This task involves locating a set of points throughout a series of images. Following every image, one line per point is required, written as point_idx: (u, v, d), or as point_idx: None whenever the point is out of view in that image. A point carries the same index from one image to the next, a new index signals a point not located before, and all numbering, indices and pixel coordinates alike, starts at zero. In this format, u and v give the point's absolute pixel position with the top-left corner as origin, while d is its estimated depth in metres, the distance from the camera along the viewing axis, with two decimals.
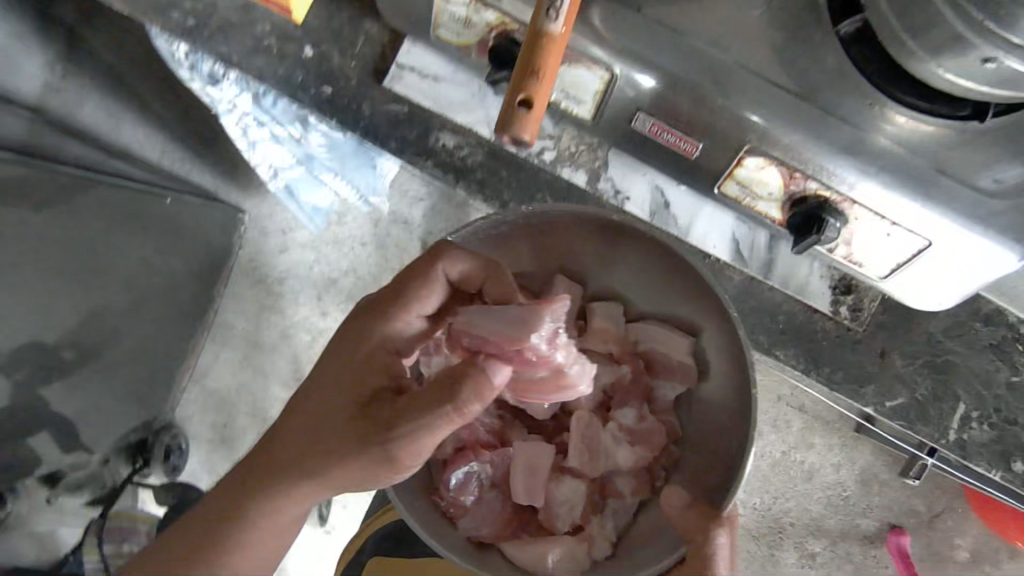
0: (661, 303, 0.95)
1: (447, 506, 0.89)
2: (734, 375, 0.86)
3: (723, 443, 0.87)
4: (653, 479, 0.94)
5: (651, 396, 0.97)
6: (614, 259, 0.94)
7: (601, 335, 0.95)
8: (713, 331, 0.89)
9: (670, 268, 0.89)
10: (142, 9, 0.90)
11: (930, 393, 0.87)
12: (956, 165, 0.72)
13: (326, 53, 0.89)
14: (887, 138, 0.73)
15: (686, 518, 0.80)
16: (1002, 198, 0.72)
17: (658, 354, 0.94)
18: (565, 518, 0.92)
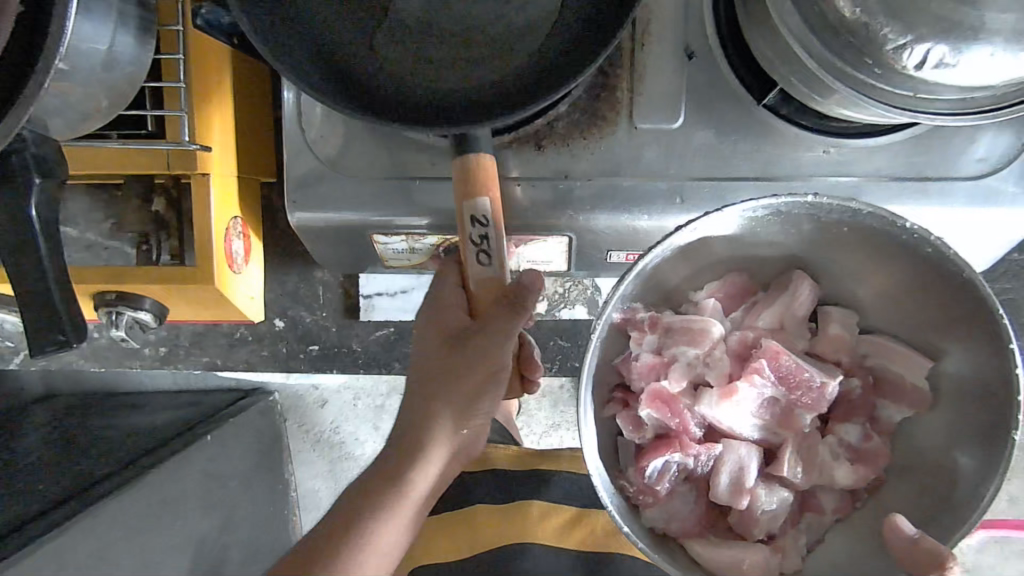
0: (911, 316, 0.67)
1: (636, 494, 0.65)
2: (982, 417, 0.61)
3: (953, 488, 0.62)
4: (856, 501, 0.68)
5: (872, 419, 0.71)
6: (907, 291, 0.65)
7: (832, 344, 0.70)
8: (970, 347, 0.61)
9: (901, 272, 0.63)
10: (120, 358, 0.92)
11: None
12: (933, 164, 0.69)
13: (296, 316, 0.89)
14: (857, 173, 0.70)
15: (914, 553, 0.57)
16: (995, 173, 0.69)
17: (888, 374, 0.68)
18: (764, 525, 0.67)
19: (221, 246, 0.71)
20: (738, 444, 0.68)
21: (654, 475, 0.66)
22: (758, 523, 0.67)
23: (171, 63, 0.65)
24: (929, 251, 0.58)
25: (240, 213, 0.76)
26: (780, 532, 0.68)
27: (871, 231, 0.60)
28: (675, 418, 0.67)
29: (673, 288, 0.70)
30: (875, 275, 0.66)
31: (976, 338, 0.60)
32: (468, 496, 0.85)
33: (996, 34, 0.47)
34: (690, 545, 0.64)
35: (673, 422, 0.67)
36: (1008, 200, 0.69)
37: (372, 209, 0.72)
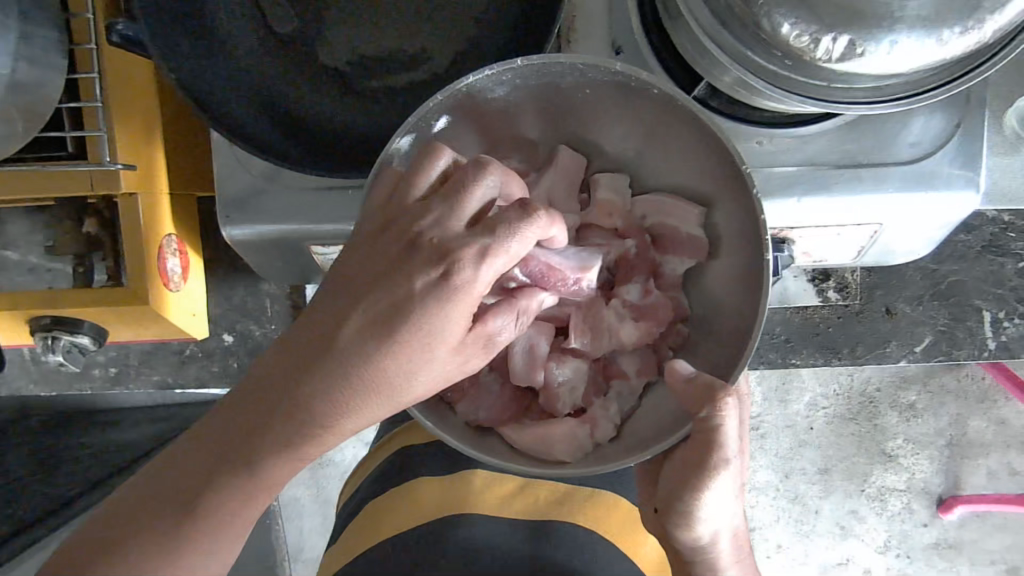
0: (673, 162, 0.63)
1: (443, 391, 0.61)
2: (750, 250, 0.57)
3: (736, 329, 0.59)
4: (661, 359, 0.65)
5: (657, 275, 0.67)
6: (655, 135, 0.62)
7: (604, 211, 0.66)
8: (691, 146, 0.59)
9: (653, 123, 0.61)
10: (68, 382, 0.90)
11: (950, 318, 0.85)
12: (866, 150, 0.69)
13: (245, 330, 0.88)
14: (792, 164, 0.69)
15: (689, 389, 0.55)
16: (926, 155, 0.68)
17: (664, 229, 0.65)
18: (567, 399, 0.64)
19: (154, 261, 0.70)
20: (525, 322, 0.65)
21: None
22: (559, 397, 0.64)
23: (86, 82, 0.64)
24: (656, 91, 0.55)
25: (175, 229, 0.75)
26: (588, 404, 0.64)
27: (609, 82, 0.57)
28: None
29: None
30: (621, 126, 0.64)
31: (724, 169, 0.57)
32: (426, 497, 0.84)
33: (899, 21, 0.46)
34: (504, 432, 0.61)
35: None
36: (941, 184, 0.69)
37: (307, 218, 0.71)
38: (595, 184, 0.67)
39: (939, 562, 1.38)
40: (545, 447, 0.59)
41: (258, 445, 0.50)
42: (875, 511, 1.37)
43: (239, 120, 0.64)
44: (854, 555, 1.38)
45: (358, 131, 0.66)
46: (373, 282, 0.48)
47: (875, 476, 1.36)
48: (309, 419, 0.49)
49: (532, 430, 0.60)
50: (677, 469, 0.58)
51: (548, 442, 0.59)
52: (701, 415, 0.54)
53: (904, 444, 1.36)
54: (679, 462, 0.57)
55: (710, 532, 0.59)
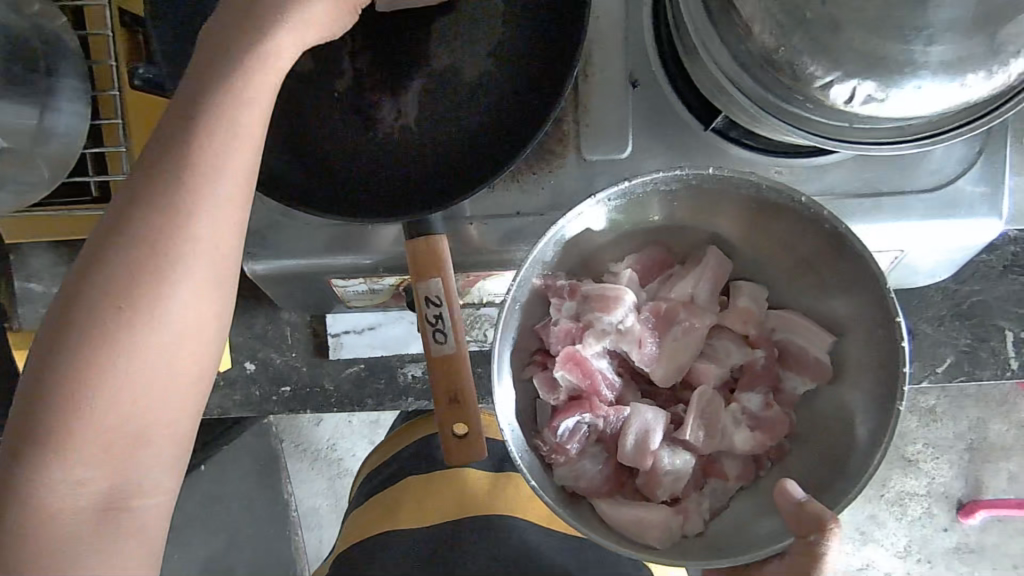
0: (819, 291, 0.63)
1: (548, 453, 0.61)
2: (875, 385, 0.57)
3: (849, 454, 0.58)
4: (761, 470, 0.63)
5: (778, 390, 0.65)
6: (801, 254, 0.61)
7: (742, 317, 0.65)
8: (829, 261, 0.59)
9: (799, 239, 0.60)
10: None
11: (972, 338, 0.84)
12: (887, 179, 0.68)
13: (266, 357, 0.88)
14: (813, 193, 0.69)
15: (801, 513, 0.53)
16: (948, 184, 0.68)
17: (792, 347, 0.64)
18: (668, 488, 0.61)
19: None
20: (646, 408, 0.62)
21: (565, 434, 0.61)
22: (661, 485, 0.61)
23: (110, 128, 0.65)
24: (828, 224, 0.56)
25: None
26: (684, 495, 0.62)
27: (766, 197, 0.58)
28: (587, 379, 0.62)
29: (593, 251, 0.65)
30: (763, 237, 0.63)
31: (868, 297, 0.57)
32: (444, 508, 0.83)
33: (922, 67, 0.46)
34: (597, 505, 0.60)
35: (585, 383, 0.62)
36: (964, 212, 0.68)
37: (327, 254, 0.71)
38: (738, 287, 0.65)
39: (960, 567, 1.37)
40: (638, 531, 0.58)
41: (120, 366, 0.49)
42: (895, 516, 1.37)
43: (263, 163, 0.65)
44: (873, 560, 1.37)
45: (382, 176, 0.66)
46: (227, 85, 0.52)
47: (893, 480, 1.36)
48: (146, 288, 0.49)
49: (627, 512, 0.59)
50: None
51: (641, 526, 0.58)
52: (808, 539, 0.52)
53: (924, 449, 1.36)
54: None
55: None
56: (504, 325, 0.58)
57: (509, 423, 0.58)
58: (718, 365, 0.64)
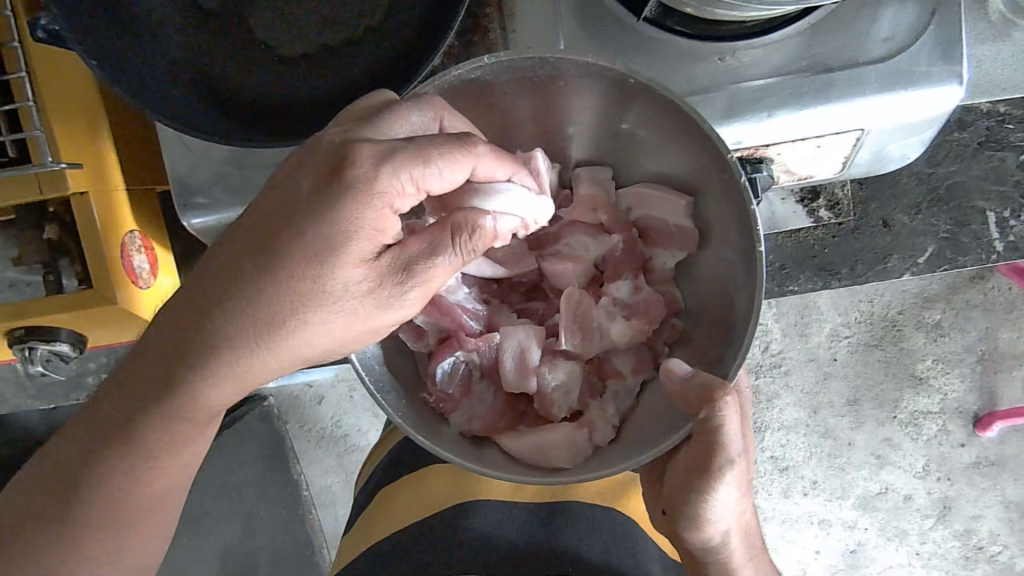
0: (658, 150, 0.60)
1: (437, 404, 0.59)
2: (739, 233, 0.54)
3: (733, 316, 0.56)
4: (657, 356, 0.62)
5: (647, 270, 0.64)
6: (635, 128, 0.59)
7: (589, 205, 0.64)
8: (665, 126, 0.56)
9: (629, 112, 0.58)
10: (65, 393, 0.89)
11: (953, 223, 0.80)
12: (838, 53, 0.65)
13: None
14: (759, 78, 0.65)
15: (685, 390, 0.52)
16: (903, 50, 0.64)
17: (653, 223, 0.62)
18: (563, 403, 0.60)
19: (117, 259, 0.69)
20: (515, 328, 0.61)
21: (445, 377, 0.60)
22: (555, 402, 0.60)
23: (17, 83, 0.63)
24: (630, 78, 0.53)
25: (139, 226, 0.74)
26: (584, 405, 0.61)
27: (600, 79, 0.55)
28: (447, 317, 0.60)
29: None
30: (597, 123, 0.61)
31: (709, 156, 0.54)
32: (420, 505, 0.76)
33: None
34: (501, 442, 0.58)
35: (446, 321, 0.60)
36: (920, 79, 0.65)
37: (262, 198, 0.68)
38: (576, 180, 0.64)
39: (981, 481, 1.34)
40: (544, 455, 0.57)
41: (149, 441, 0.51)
42: (911, 437, 1.33)
43: (176, 103, 0.60)
44: (892, 483, 1.34)
45: (306, 103, 0.62)
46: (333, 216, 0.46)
47: (905, 401, 1.32)
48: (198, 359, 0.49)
49: (529, 440, 0.58)
50: (681, 471, 0.56)
51: (545, 449, 0.57)
52: (702, 417, 0.51)
53: (933, 365, 1.32)
54: (682, 466, 0.55)
55: (722, 529, 0.57)
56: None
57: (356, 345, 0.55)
58: (578, 263, 0.63)
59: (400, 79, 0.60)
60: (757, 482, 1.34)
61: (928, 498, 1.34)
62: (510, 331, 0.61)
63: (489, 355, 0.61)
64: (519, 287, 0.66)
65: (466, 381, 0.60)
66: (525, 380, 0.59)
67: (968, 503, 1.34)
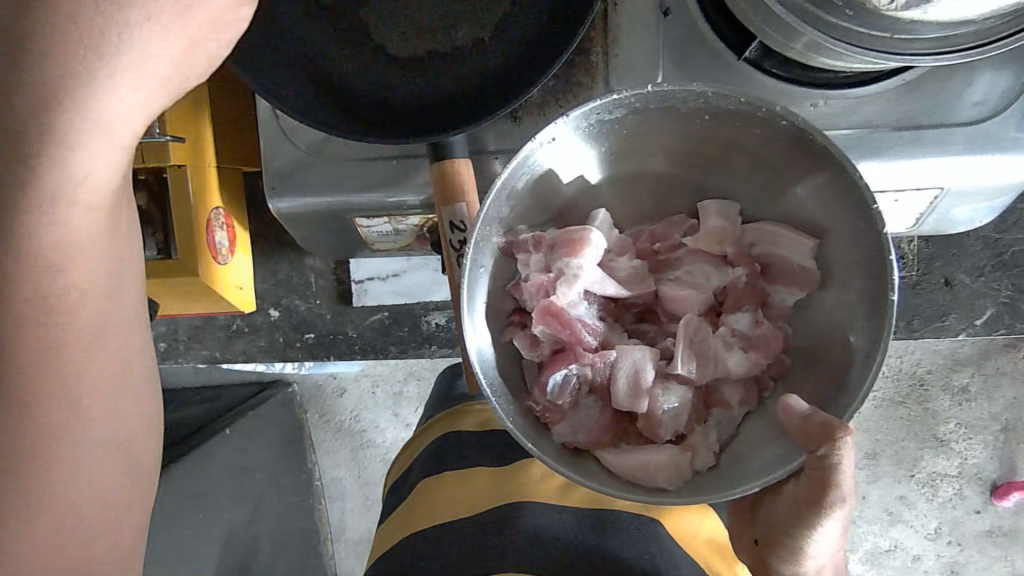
0: (790, 188, 0.59)
1: (542, 413, 0.58)
2: (866, 284, 0.54)
3: (851, 361, 0.55)
4: (765, 390, 0.60)
5: (764, 305, 0.62)
6: (768, 164, 0.59)
7: (717, 236, 0.61)
8: (804, 164, 0.56)
9: (763, 145, 0.58)
10: None
11: (1014, 289, 0.81)
12: (929, 112, 0.66)
13: (290, 304, 0.88)
14: (843, 128, 0.67)
15: (806, 428, 0.51)
16: (991, 116, 0.66)
17: (774, 260, 0.60)
18: (670, 425, 0.58)
19: (203, 233, 0.71)
20: (633, 347, 0.59)
21: (555, 388, 0.59)
22: (662, 424, 0.58)
23: None
24: (784, 120, 0.54)
25: (222, 204, 0.76)
26: (689, 431, 0.59)
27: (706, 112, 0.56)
28: (566, 329, 0.59)
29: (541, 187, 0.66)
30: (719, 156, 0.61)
31: (848, 201, 0.54)
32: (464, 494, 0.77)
33: None
34: (601, 456, 0.57)
35: (565, 333, 0.59)
36: (1007, 145, 0.66)
37: (350, 191, 0.70)
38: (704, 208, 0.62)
39: (992, 550, 1.34)
40: (647, 475, 0.55)
41: None
42: (926, 497, 1.33)
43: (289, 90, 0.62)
44: (902, 541, 1.36)
45: (409, 103, 0.64)
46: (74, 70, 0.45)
47: (924, 461, 1.32)
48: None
49: (631, 456, 0.56)
50: (787, 505, 0.57)
51: (650, 470, 0.55)
52: (819, 457, 0.51)
53: (956, 428, 1.31)
54: (790, 499, 0.56)
55: (816, 566, 0.58)
56: (468, 292, 0.56)
57: (478, 348, 0.57)
58: (699, 290, 0.61)
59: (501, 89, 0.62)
60: None
61: (937, 560, 1.35)
62: (629, 351, 0.59)
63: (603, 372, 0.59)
64: (633, 307, 0.64)
65: (576, 395, 0.59)
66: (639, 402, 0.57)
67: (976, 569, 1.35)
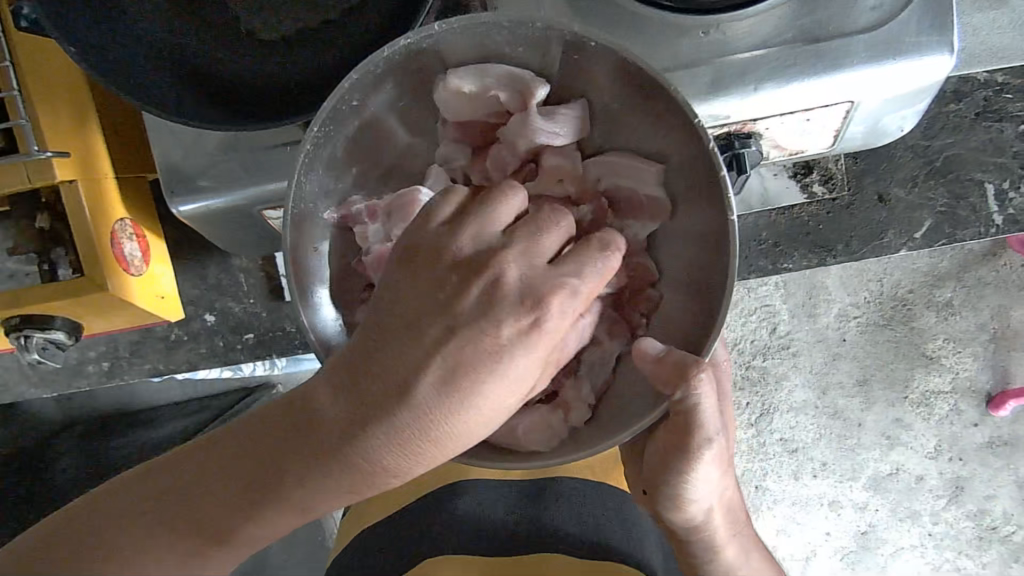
0: (625, 116, 0.57)
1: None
2: (710, 207, 0.52)
3: (706, 290, 0.53)
4: (635, 331, 0.58)
5: (621, 240, 0.60)
6: (610, 96, 0.56)
7: (556, 176, 0.59)
8: (638, 94, 0.53)
9: (605, 75, 0.55)
10: (66, 381, 0.90)
11: (951, 196, 0.79)
12: (823, 24, 0.64)
13: (224, 307, 0.87)
14: (745, 50, 0.64)
15: (661, 370, 0.50)
16: (888, 20, 0.63)
17: (621, 193, 0.58)
18: (535, 386, 0.56)
19: (106, 245, 0.69)
20: None
21: None
22: (526, 386, 0.56)
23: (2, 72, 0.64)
24: (594, 42, 0.51)
25: (129, 213, 0.75)
26: (558, 387, 0.57)
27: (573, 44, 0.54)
28: None
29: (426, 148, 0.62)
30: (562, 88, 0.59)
31: (675, 126, 0.52)
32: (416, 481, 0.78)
33: None
34: None
35: None
36: (910, 49, 0.63)
37: (248, 183, 0.68)
38: (541, 150, 0.59)
39: (994, 462, 1.32)
40: (516, 439, 0.52)
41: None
42: (923, 417, 1.31)
43: (161, 86, 0.60)
44: (903, 464, 1.33)
45: (290, 78, 0.61)
46: (451, 376, 0.42)
47: (917, 380, 1.31)
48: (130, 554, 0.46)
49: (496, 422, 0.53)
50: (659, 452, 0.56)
51: (518, 434, 0.52)
52: (675, 398, 0.51)
53: (945, 343, 1.30)
54: (660, 447, 0.55)
55: (704, 508, 0.57)
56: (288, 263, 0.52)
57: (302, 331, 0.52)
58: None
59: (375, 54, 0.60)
60: (766, 464, 1.33)
61: (940, 478, 1.33)
62: None
63: None
64: None
65: None
66: None
67: (981, 482, 1.32)
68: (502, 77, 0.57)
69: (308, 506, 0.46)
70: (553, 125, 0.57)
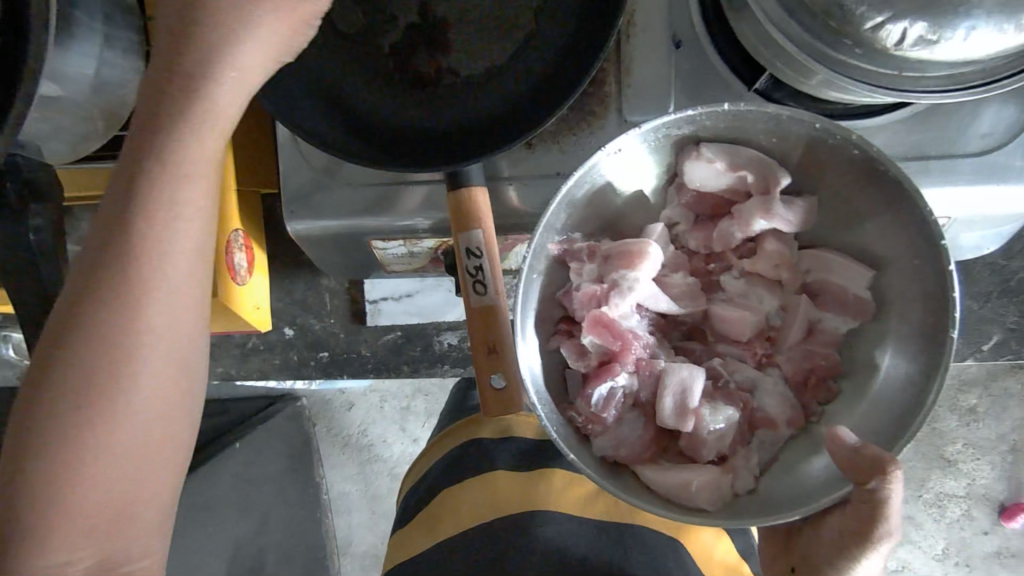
0: (851, 220, 0.62)
1: (584, 424, 0.60)
2: (925, 317, 0.56)
3: (906, 392, 0.56)
4: (811, 416, 0.62)
5: (813, 332, 0.63)
6: (844, 198, 0.61)
7: (773, 261, 0.64)
8: (874, 197, 0.58)
9: (845, 176, 0.60)
10: None
11: (1021, 315, 0.82)
12: (937, 143, 0.67)
13: (305, 323, 0.90)
14: None
15: (857, 460, 0.52)
16: (998, 149, 0.67)
17: (828, 287, 0.62)
18: (713, 446, 0.60)
19: (222, 255, 0.72)
20: (680, 364, 0.61)
21: (600, 402, 0.60)
22: (705, 444, 0.60)
23: None
24: (857, 150, 0.56)
25: (242, 225, 0.78)
26: (731, 452, 0.60)
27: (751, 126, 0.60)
28: (617, 340, 0.61)
29: (621, 214, 0.66)
30: None
31: (909, 236, 0.56)
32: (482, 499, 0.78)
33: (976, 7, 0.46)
34: (642, 471, 0.59)
35: (616, 345, 0.61)
36: (1017, 177, 0.67)
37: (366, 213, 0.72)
38: (764, 234, 0.63)
39: (1001, 571, 1.32)
40: (688, 494, 0.57)
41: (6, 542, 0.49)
42: (933, 518, 1.32)
43: (323, 124, 0.66)
44: (907, 561, 1.34)
45: (439, 124, 0.66)
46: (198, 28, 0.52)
47: (932, 482, 1.30)
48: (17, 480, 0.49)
49: (677, 475, 0.58)
50: (832, 539, 0.56)
51: (688, 488, 0.57)
52: (868, 487, 0.52)
53: (964, 449, 1.29)
54: (835, 531, 0.56)
55: None
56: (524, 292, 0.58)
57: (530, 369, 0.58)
58: (750, 312, 0.64)
59: (521, 118, 0.65)
60: None
61: None
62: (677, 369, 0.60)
63: (642, 389, 0.62)
64: (680, 327, 0.67)
65: (619, 410, 0.61)
66: (683, 421, 0.59)
67: None
68: (750, 160, 0.62)
69: (130, 222, 0.50)
70: (788, 212, 0.62)
